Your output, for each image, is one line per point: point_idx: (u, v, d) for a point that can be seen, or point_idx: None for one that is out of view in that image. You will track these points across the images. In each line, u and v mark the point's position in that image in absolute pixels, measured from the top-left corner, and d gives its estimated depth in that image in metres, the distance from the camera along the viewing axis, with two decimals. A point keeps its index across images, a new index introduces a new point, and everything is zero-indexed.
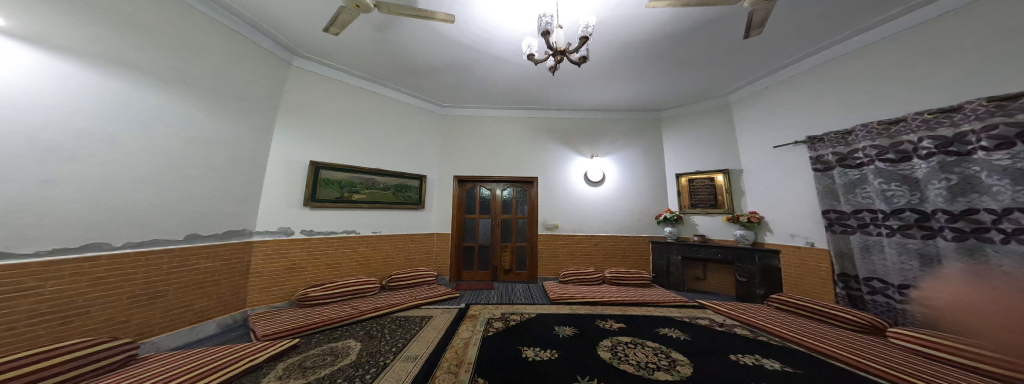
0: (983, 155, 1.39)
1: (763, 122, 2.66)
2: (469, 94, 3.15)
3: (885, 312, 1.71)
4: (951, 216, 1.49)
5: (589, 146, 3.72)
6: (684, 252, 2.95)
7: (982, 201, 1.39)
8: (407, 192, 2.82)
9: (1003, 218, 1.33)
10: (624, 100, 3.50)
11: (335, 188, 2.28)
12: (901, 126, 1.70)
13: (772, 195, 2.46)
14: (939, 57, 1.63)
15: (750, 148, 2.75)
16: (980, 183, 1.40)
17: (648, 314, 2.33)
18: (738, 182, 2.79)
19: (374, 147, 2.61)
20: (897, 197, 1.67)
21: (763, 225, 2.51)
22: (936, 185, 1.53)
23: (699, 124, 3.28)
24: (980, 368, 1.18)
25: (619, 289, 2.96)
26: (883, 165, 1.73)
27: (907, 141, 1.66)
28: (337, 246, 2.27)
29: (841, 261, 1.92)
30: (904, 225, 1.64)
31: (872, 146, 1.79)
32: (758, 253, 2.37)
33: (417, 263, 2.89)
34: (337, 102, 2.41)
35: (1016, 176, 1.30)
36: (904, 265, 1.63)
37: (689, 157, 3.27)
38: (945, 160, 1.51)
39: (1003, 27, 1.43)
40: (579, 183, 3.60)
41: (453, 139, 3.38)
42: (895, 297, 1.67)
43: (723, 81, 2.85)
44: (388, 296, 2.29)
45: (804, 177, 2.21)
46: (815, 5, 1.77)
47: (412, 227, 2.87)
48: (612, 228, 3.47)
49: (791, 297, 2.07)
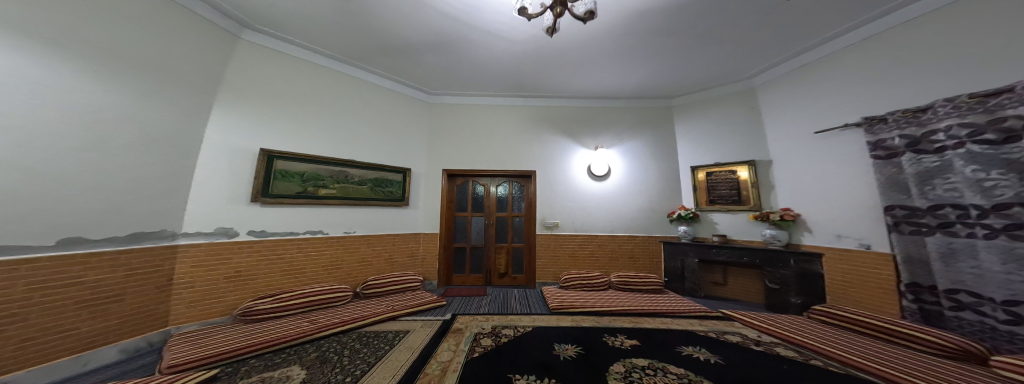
0: None
1: (797, 106, 2.31)
2: (459, 79, 2.85)
3: (976, 333, 1.39)
4: None
5: (593, 137, 3.40)
6: (701, 254, 2.63)
7: None
8: (387, 187, 2.54)
9: None
10: (632, 86, 3.17)
11: (294, 182, 2.00)
12: (1002, 99, 1.35)
13: (809, 188, 2.12)
14: None
15: (781, 135, 2.39)
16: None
17: (663, 327, 2.00)
18: (766, 175, 2.44)
19: (346, 136, 2.33)
20: (1001, 188, 1.33)
21: (800, 223, 2.15)
22: None
23: (718, 111, 2.94)
24: None
25: (627, 296, 2.64)
26: (981, 148, 1.38)
27: (1014, 117, 1.31)
28: (298, 249, 2.01)
29: (909, 267, 1.59)
30: (1012, 224, 1.29)
31: (960, 125, 1.45)
32: (793, 257, 2.04)
33: (399, 267, 2.61)
34: (300, 85, 2.13)
35: None
36: (1012, 276, 1.29)
37: (705, 147, 2.93)
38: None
39: None
40: (582, 178, 3.28)
41: (444, 130, 3.09)
42: (994, 314, 1.34)
43: (746, 61, 2.51)
44: (363, 306, 2.02)
45: (853, 166, 1.85)
46: None
47: (393, 226, 2.59)
48: (619, 228, 3.13)
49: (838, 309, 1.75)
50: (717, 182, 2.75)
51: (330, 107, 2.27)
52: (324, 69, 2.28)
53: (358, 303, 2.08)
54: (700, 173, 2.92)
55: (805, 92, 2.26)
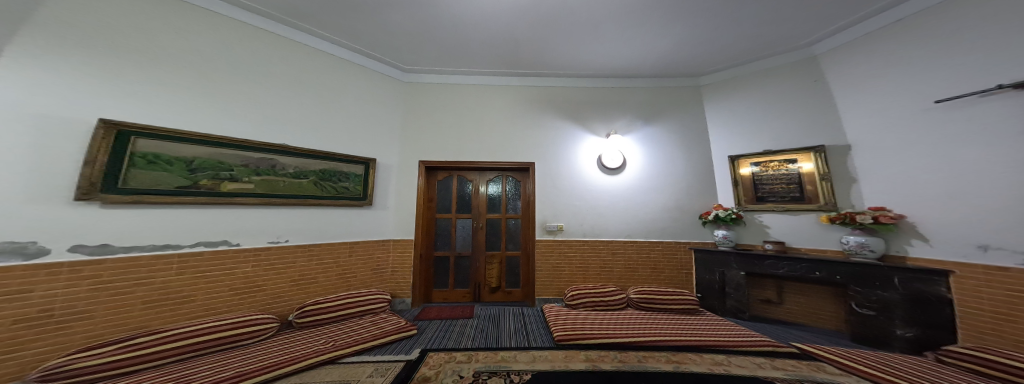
0: None
1: (882, 77, 1.86)
2: (438, 49, 2.35)
3: None
4: None
5: (602, 120, 2.85)
6: (748, 267, 2.16)
7: None
8: (334, 183, 2.18)
9: None
10: (652, 61, 2.61)
11: (172, 171, 1.55)
12: None
13: (905, 172, 1.76)
14: None
15: (866, 114, 1.93)
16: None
17: (717, 372, 1.47)
18: (845, 165, 2.01)
19: (265, 122, 1.90)
20: None
21: (904, 229, 1.75)
22: None
23: (766, 88, 2.45)
24: None
25: (651, 318, 2.10)
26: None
27: None
28: (177, 270, 1.57)
29: None
30: None
31: None
32: (900, 276, 1.63)
33: (330, 291, 2.14)
34: (197, 50, 1.71)
35: None
36: None
37: (749, 132, 2.48)
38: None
39: None
40: (591, 170, 2.75)
41: (427, 116, 2.67)
42: None
43: (809, 16, 1.97)
44: (284, 343, 1.54)
45: (996, 154, 1.46)
46: None
47: (338, 233, 2.21)
48: (636, 231, 2.62)
49: (991, 350, 1.31)
50: (766, 176, 2.34)
51: (242, 86, 1.84)
52: (237, 36, 1.86)
53: (276, 338, 1.63)
54: (742, 164, 2.49)
55: (914, 53, 1.74)
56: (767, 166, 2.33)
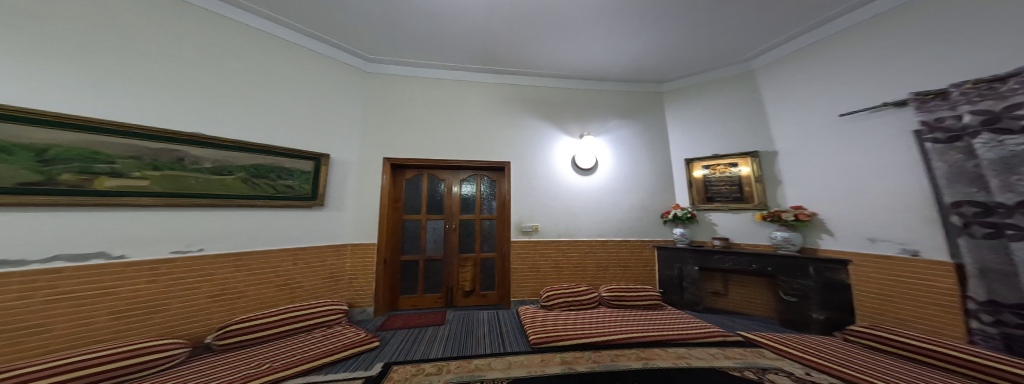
0: None
1: (803, 92, 2.21)
2: (408, 37, 2.19)
3: None
4: None
5: (575, 120, 2.89)
6: (701, 262, 2.40)
7: None
8: (269, 180, 1.93)
9: None
10: (623, 66, 2.73)
11: (11, 161, 1.21)
12: None
13: (823, 175, 2.07)
14: None
15: (790, 124, 2.28)
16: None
17: (681, 366, 1.62)
18: (773, 168, 2.34)
19: (160, 108, 1.60)
20: None
21: (817, 225, 2.10)
22: None
23: (717, 97, 2.73)
24: None
25: (621, 315, 2.22)
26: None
27: None
28: (22, 292, 1.23)
29: (985, 281, 1.44)
30: None
31: None
32: (814, 265, 1.95)
33: (263, 307, 1.89)
34: (75, 21, 1.43)
35: None
36: None
37: (701, 137, 2.74)
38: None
39: None
40: (564, 170, 2.78)
41: (390, 110, 2.48)
42: None
43: (751, 34, 2.24)
44: (204, 369, 1.32)
45: (879, 166, 1.81)
46: None
47: (278, 239, 1.98)
48: (606, 230, 2.74)
49: (880, 329, 1.63)
50: (713, 178, 2.61)
51: (142, 67, 1.58)
52: (131, 10, 1.59)
53: (188, 363, 1.41)
54: (695, 167, 2.74)
55: (829, 76, 2.07)
56: (716, 169, 2.60)
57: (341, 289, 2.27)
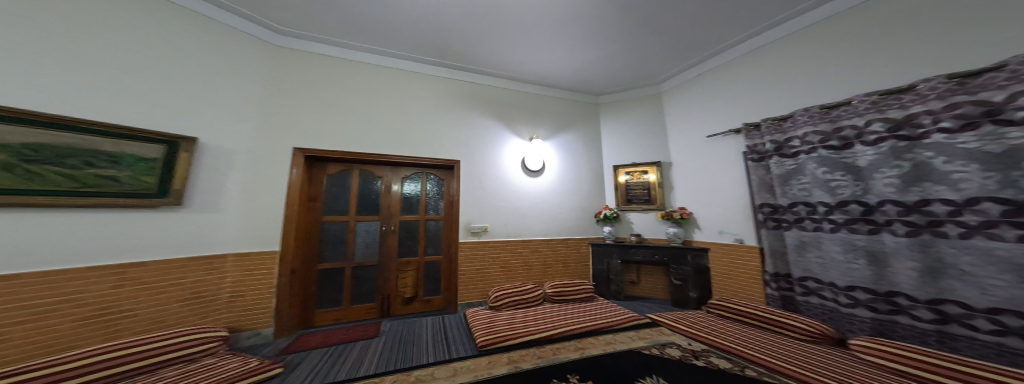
0: (943, 138, 1.47)
1: (688, 116, 2.99)
2: (346, 18, 2.10)
3: (817, 314, 1.98)
4: (905, 208, 1.59)
5: (520, 121, 3.04)
6: (623, 255, 2.90)
7: (936, 190, 1.48)
8: (67, 170, 1.38)
9: (963, 209, 1.41)
10: (571, 73, 3.06)
11: None
12: (844, 110, 1.87)
13: (702, 188, 2.79)
14: (881, 66, 1.77)
15: (681, 139, 3.04)
16: (928, 171, 1.51)
17: (610, 352, 1.91)
18: (670, 176, 3.06)
19: None
20: (842, 188, 1.83)
21: (693, 222, 2.87)
22: (886, 173, 1.65)
23: (639, 116, 3.38)
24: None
25: (562, 309, 2.45)
26: (827, 151, 1.92)
27: (849, 127, 1.83)
28: None
29: (774, 259, 2.21)
30: (851, 219, 1.80)
31: (814, 132, 1.99)
32: (691, 253, 2.67)
33: (58, 351, 1.36)
34: None
35: (976, 160, 1.37)
36: (851, 264, 1.80)
37: (626, 147, 3.34)
38: (897, 144, 1.62)
39: (914, 43, 1.66)
40: (513, 170, 2.86)
41: (303, 93, 2.25)
42: (826, 296, 1.93)
43: (658, 64, 2.94)
44: None
45: (731, 182, 2.54)
46: None
47: (89, 255, 1.45)
48: (551, 228, 2.96)
49: (728, 302, 2.31)
50: (633, 183, 3.21)
51: None
52: None
53: None
54: (621, 172, 3.29)
55: (705, 111, 2.82)
56: (634, 175, 3.21)
57: (214, 314, 1.82)
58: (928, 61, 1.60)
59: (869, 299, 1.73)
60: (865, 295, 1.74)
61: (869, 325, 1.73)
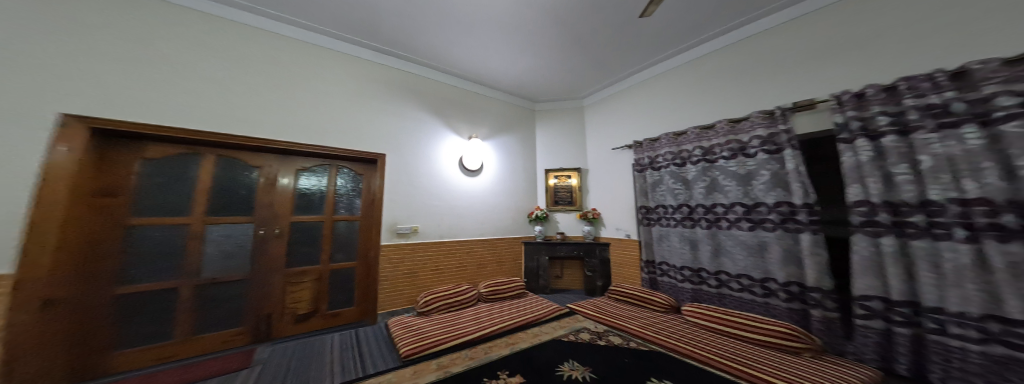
0: (722, 163, 2.38)
1: (603, 129, 3.62)
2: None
3: (668, 289, 2.74)
4: (706, 209, 2.47)
5: (459, 120, 3.09)
6: (550, 252, 3.24)
7: (719, 196, 2.39)
8: None
9: (731, 208, 2.30)
10: (512, 77, 3.34)
11: None
12: (684, 137, 2.70)
13: (608, 193, 3.41)
14: (701, 106, 2.65)
15: (596, 147, 3.66)
16: (717, 185, 2.42)
17: (537, 343, 2.06)
18: (587, 181, 3.65)
19: None
20: (680, 194, 2.68)
21: (599, 222, 3.46)
22: (699, 184, 2.53)
23: (567, 126, 3.95)
24: (740, 336, 1.88)
25: (494, 308, 2.50)
26: (674, 167, 2.74)
27: (686, 150, 2.68)
28: None
29: (646, 249, 2.94)
30: (684, 217, 2.63)
31: (668, 153, 2.82)
32: (598, 247, 3.18)
33: None
34: None
35: (734, 178, 2.29)
36: (683, 250, 2.60)
37: (555, 153, 3.84)
38: (705, 165, 2.50)
39: (716, 92, 2.55)
40: (450, 169, 2.93)
41: (138, 47, 1.75)
42: (673, 275, 2.68)
43: (580, 82, 3.55)
44: None
45: (625, 189, 3.23)
46: (650, 20, 2.36)
47: None
48: (482, 228, 3.06)
49: (623, 287, 2.85)
50: (560, 187, 3.70)
51: None
52: None
53: None
54: (550, 176, 3.75)
55: (612, 130, 3.50)
56: (561, 179, 3.71)
57: None
58: (720, 109, 2.51)
59: (691, 274, 2.54)
60: (689, 272, 2.54)
61: (692, 294, 2.54)
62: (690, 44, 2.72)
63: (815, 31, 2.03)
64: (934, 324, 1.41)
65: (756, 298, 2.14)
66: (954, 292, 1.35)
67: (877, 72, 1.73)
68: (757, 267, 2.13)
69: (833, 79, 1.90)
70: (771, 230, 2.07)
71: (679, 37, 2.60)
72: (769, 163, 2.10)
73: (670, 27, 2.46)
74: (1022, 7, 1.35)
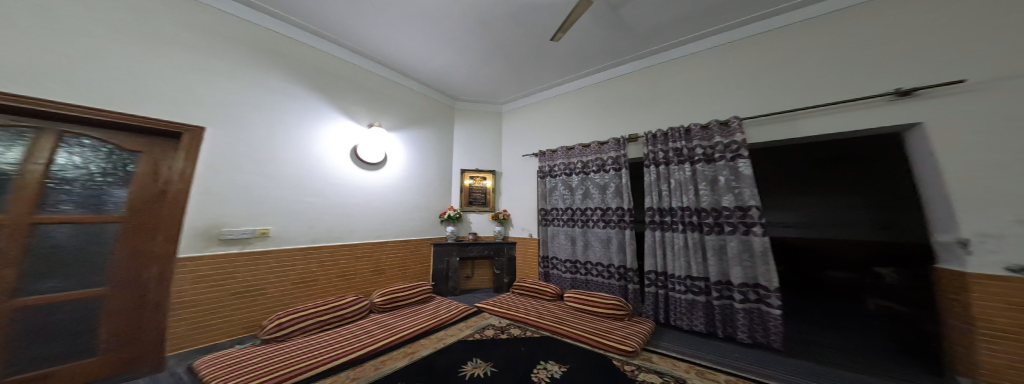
0: (592, 176, 3.08)
1: (517, 135, 3.91)
2: None
3: (556, 279, 3.31)
4: (581, 212, 3.15)
5: (347, 106, 2.83)
6: (460, 252, 3.34)
7: (590, 201, 3.10)
8: None
9: (598, 211, 3.02)
10: (429, 69, 3.23)
11: None
12: (573, 151, 3.28)
13: (516, 195, 3.71)
14: (584, 127, 3.30)
15: (512, 152, 3.92)
16: (589, 193, 3.11)
17: (440, 349, 2.02)
18: (500, 184, 3.88)
19: None
20: (566, 199, 3.26)
21: (510, 222, 3.73)
22: (578, 192, 3.17)
23: (484, 129, 4.09)
24: (598, 312, 2.67)
25: (390, 316, 2.33)
26: (565, 177, 3.28)
27: (574, 162, 3.25)
28: None
29: (543, 246, 3.40)
30: (569, 219, 3.23)
31: (560, 164, 3.36)
32: (506, 246, 3.45)
33: None
34: None
35: (598, 188, 3.01)
36: (565, 245, 3.22)
37: (471, 156, 3.93)
38: (584, 176, 3.14)
39: (593, 118, 3.25)
40: (342, 160, 2.75)
41: None
42: (558, 268, 3.27)
43: (498, 89, 3.75)
44: None
45: (532, 191, 3.60)
46: (552, 45, 2.78)
47: None
48: (362, 229, 2.84)
49: (527, 282, 3.22)
50: (474, 189, 3.82)
51: None
52: None
53: None
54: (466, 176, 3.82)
55: (521, 138, 3.85)
56: (476, 180, 3.81)
57: None
58: (592, 130, 3.22)
59: (569, 266, 3.20)
60: (568, 263, 3.20)
61: (570, 282, 3.19)
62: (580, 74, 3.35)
63: (644, 82, 2.94)
64: (667, 284, 2.65)
65: (604, 279, 2.98)
66: (677, 263, 2.57)
67: (669, 117, 2.72)
68: (606, 257, 2.97)
69: (658, 118, 2.79)
70: (614, 228, 2.90)
71: (573, 66, 3.17)
72: (614, 177, 2.90)
73: (568, 57, 2.98)
74: (710, 96, 2.53)
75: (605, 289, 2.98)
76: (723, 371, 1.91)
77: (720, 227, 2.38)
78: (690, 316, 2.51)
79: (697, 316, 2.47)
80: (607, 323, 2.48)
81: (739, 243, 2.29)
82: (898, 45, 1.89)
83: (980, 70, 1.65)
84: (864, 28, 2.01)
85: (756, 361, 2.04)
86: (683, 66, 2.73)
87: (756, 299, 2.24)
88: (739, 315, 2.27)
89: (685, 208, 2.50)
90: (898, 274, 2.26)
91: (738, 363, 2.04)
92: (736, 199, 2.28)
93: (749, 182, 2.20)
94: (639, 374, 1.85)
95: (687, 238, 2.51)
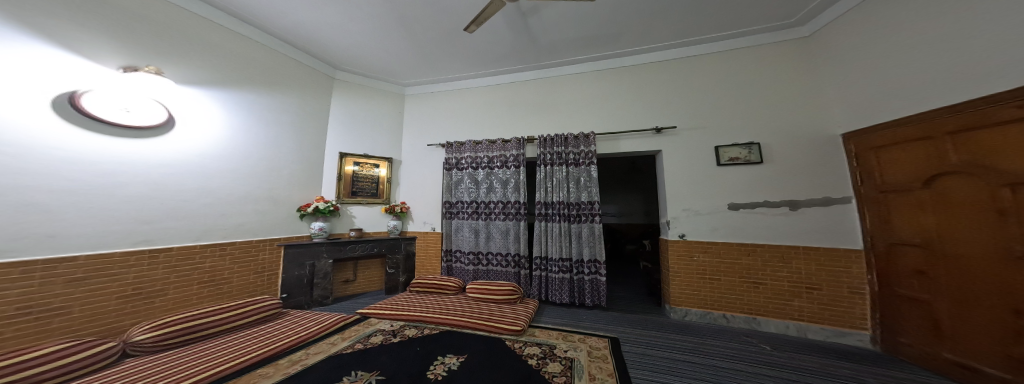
0: (496, 171, 3.37)
1: (420, 123, 3.78)
2: None
3: (459, 273, 3.35)
4: (485, 205, 3.35)
5: (45, 28, 1.69)
6: (333, 252, 2.90)
7: (494, 194, 3.35)
8: None
9: (501, 203, 3.30)
10: (303, 19, 2.62)
11: None
12: (481, 145, 3.46)
13: (417, 188, 3.61)
14: (488, 126, 3.57)
15: (413, 140, 3.75)
16: (492, 187, 3.37)
17: (299, 373, 1.50)
18: (397, 173, 3.65)
19: None
20: (472, 192, 3.39)
21: (408, 215, 3.59)
22: (484, 186, 3.37)
23: (380, 109, 3.71)
24: (495, 300, 2.81)
25: (185, 357, 1.54)
26: (471, 170, 3.42)
27: (480, 157, 3.43)
28: None
29: (447, 241, 3.39)
30: (473, 212, 3.36)
31: (467, 157, 3.46)
32: (404, 242, 3.33)
33: None
34: None
35: (501, 183, 3.32)
36: (470, 238, 3.33)
37: (358, 139, 3.46)
38: (488, 171, 3.39)
39: (496, 117, 3.58)
40: (31, 117, 1.63)
41: None
42: (462, 261, 3.33)
43: (399, 67, 3.47)
44: None
45: (436, 183, 3.55)
46: (460, 40, 3.00)
47: None
48: (65, 232, 1.73)
49: (425, 278, 3.04)
50: (360, 175, 3.38)
51: None
52: None
53: None
54: (348, 161, 3.34)
55: (422, 129, 3.74)
56: (363, 167, 3.41)
57: None
58: (496, 129, 3.54)
59: (472, 258, 3.31)
60: (471, 256, 3.31)
61: (472, 272, 3.31)
62: (490, 71, 3.64)
63: (538, 92, 3.53)
64: (546, 267, 3.26)
65: (502, 267, 3.26)
66: (554, 249, 3.22)
67: (558, 126, 3.39)
68: (505, 244, 3.26)
69: (549, 126, 3.41)
70: (512, 219, 3.24)
71: (479, 63, 3.44)
72: (514, 174, 3.30)
73: (482, 53, 3.24)
74: (581, 112, 3.33)
75: (501, 276, 3.26)
76: (577, 331, 2.54)
77: (579, 218, 3.18)
78: (560, 292, 3.16)
79: (563, 291, 3.16)
80: (499, 308, 2.64)
81: (588, 229, 3.14)
82: (677, 92, 3.02)
83: (691, 121, 2.93)
84: (655, 81, 3.13)
85: (595, 319, 2.85)
86: (568, 83, 3.45)
87: (595, 271, 3.12)
88: (587, 284, 3.09)
89: (560, 203, 3.22)
90: (648, 242, 3.95)
91: (584, 322, 2.77)
92: (589, 196, 3.16)
93: (594, 183, 3.16)
94: (525, 348, 2.10)
95: (562, 226, 3.21)
